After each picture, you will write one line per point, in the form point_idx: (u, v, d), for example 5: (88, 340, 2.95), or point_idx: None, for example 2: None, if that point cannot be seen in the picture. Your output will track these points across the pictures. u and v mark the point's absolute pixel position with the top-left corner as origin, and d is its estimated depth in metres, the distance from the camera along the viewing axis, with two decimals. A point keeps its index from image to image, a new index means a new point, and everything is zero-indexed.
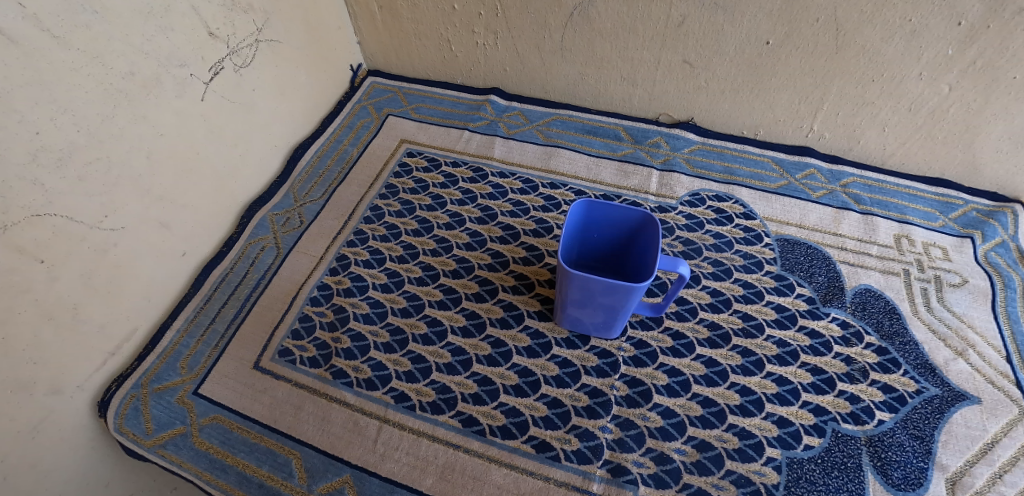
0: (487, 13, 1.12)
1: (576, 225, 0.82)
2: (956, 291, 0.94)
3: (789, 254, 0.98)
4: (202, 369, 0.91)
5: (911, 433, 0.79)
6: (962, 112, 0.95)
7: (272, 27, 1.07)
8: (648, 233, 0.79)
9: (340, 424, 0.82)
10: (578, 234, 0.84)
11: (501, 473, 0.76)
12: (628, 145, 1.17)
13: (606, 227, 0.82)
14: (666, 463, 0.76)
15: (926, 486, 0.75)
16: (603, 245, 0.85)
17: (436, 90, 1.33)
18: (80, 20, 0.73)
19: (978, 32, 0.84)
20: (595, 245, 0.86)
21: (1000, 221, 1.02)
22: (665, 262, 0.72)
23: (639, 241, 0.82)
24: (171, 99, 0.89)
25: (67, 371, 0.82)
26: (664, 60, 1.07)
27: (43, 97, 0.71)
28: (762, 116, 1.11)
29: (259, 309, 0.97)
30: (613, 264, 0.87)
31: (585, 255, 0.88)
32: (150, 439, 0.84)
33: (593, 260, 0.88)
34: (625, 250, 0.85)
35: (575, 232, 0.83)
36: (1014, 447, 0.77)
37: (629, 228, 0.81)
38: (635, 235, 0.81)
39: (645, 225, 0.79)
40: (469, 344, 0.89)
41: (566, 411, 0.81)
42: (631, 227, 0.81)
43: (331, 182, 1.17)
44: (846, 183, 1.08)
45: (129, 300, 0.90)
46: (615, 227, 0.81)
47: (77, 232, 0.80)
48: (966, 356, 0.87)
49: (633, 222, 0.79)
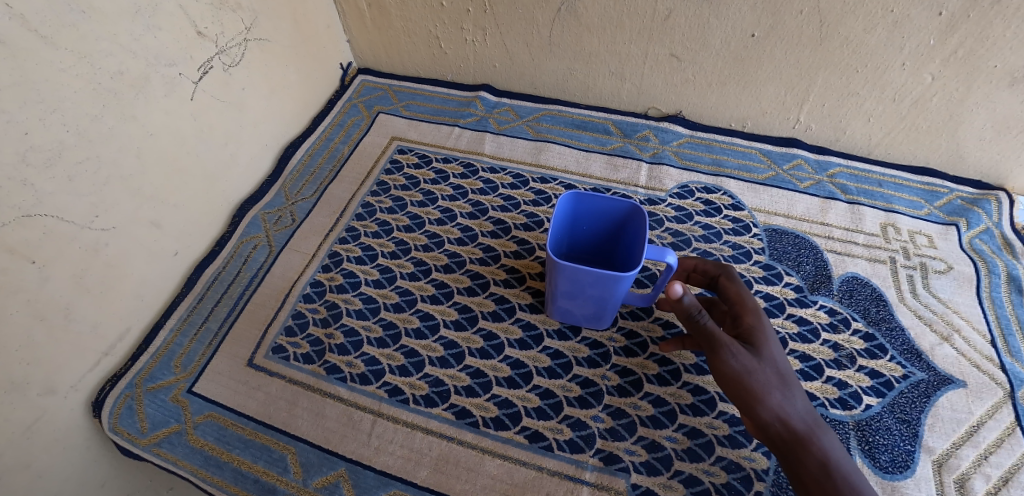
0: (475, 9, 1.12)
1: (564, 217, 0.83)
2: (942, 277, 0.96)
3: (777, 244, 1.00)
4: (196, 367, 0.91)
5: (897, 417, 0.80)
6: (945, 102, 0.96)
7: (261, 26, 1.07)
8: (637, 222, 0.80)
9: (334, 419, 0.83)
10: (567, 227, 0.85)
11: (494, 464, 0.77)
12: (618, 139, 1.18)
13: (594, 219, 0.83)
14: (657, 451, 0.77)
15: (913, 468, 0.76)
16: (593, 236, 0.86)
17: (426, 88, 1.34)
18: (67, 20, 0.74)
19: (958, 21, 0.85)
20: (584, 237, 0.86)
21: (985, 208, 1.04)
22: (652, 251, 0.73)
23: (627, 231, 0.83)
24: (160, 98, 0.90)
25: (61, 371, 0.82)
26: (652, 53, 1.08)
27: (31, 97, 0.71)
28: (748, 109, 1.12)
29: (253, 306, 0.98)
30: (603, 255, 0.88)
31: (576, 248, 0.89)
32: (145, 438, 0.84)
33: (583, 252, 0.89)
34: (614, 241, 0.86)
35: (564, 224, 0.84)
36: (998, 429, 0.79)
37: (616, 219, 0.82)
38: (623, 225, 0.82)
39: (633, 215, 0.80)
40: (461, 338, 0.89)
41: (559, 402, 0.82)
42: (620, 218, 0.82)
43: (322, 180, 1.18)
44: (833, 173, 1.10)
45: (122, 300, 0.90)
46: (603, 218, 0.82)
47: (68, 232, 0.80)
48: (951, 341, 0.88)
49: (620, 213, 0.80)
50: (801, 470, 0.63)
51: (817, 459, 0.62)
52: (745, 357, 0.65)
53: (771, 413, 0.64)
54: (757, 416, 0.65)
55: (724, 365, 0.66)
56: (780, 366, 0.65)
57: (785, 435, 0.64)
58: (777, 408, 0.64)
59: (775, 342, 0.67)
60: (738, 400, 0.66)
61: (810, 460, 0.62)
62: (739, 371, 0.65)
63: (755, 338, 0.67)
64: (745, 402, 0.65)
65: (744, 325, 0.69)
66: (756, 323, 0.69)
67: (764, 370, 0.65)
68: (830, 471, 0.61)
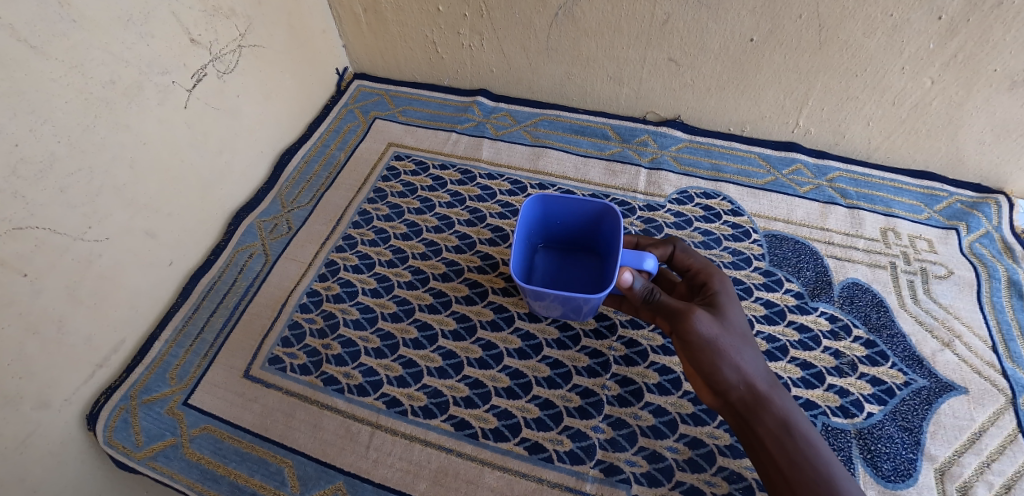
0: (471, 14, 1.11)
1: (534, 217, 0.83)
2: (942, 282, 0.95)
3: (777, 250, 0.99)
4: (192, 379, 0.90)
5: (900, 425, 0.80)
6: (945, 105, 0.96)
7: (255, 32, 1.06)
8: (612, 221, 0.79)
9: (332, 431, 0.82)
10: (540, 224, 0.85)
11: (494, 476, 0.76)
12: (616, 144, 1.17)
13: (565, 216, 0.83)
14: (658, 461, 0.76)
15: (915, 477, 0.76)
16: (570, 230, 0.86)
17: (423, 93, 1.33)
18: (58, 29, 0.73)
19: (958, 25, 0.85)
20: (559, 232, 0.86)
21: (984, 212, 1.03)
22: (630, 258, 0.72)
23: (600, 225, 0.82)
24: (153, 107, 0.88)
25: (54, 384, 0.81)
26: (650, 58, 1.07)
27: (21, 108, 0.70)
28: (747, 113, 1.11)
29: (249, 316, 0.97)
30: (580, 247, 0.88)
31: (553, 240, 0.89)
32: (140, 451, 0.83)
33: (561, 244, 0.90)
34: (590, 234, 0.85)
35: (536, 222, 0.84)
36: (1001, 436, 0.79)
37: (587, 215, 0.81)
38: (600, 221, 0.82)
39: (607, 216, 0.79)
40: (460, 347, 0.89)
41: (558, 412, 0.81)
42: (595, 216, 0.81)
43: (318, 187, 1.17)
44: (832, 177, 1.09)
45: (116, 311, 0.89)
46: (574, 214, 0.82)
47: (61, 243, 0.79)
48: (953, 347, 0.88)
49: (593, 211, 0.80)
50: (762, 433, 0.63)
51: (778, 419, 0.63)
52: (710, 319, 0.65)
53: (735, 375, 0.64)
54: (721, 380, 0.65)
55: (690, 329, 0.65)
56: (743, 329, 0.66)
57: (747, 398, 0.64)
58: (741, 370, 0.64)
59: (738, 306, 0.69)
60: (702, 365, 0.65)
61: (770, 420, 0.63)
62: (706, 335, 0.64)
63: (720, 304, 0.68)
64: (710, 367, 0.65)
65: (710, 293, 0.71)
66: (719, 290, 0.71)
67: (728, 333, 0.65)
68: (790, 431, 0.62)
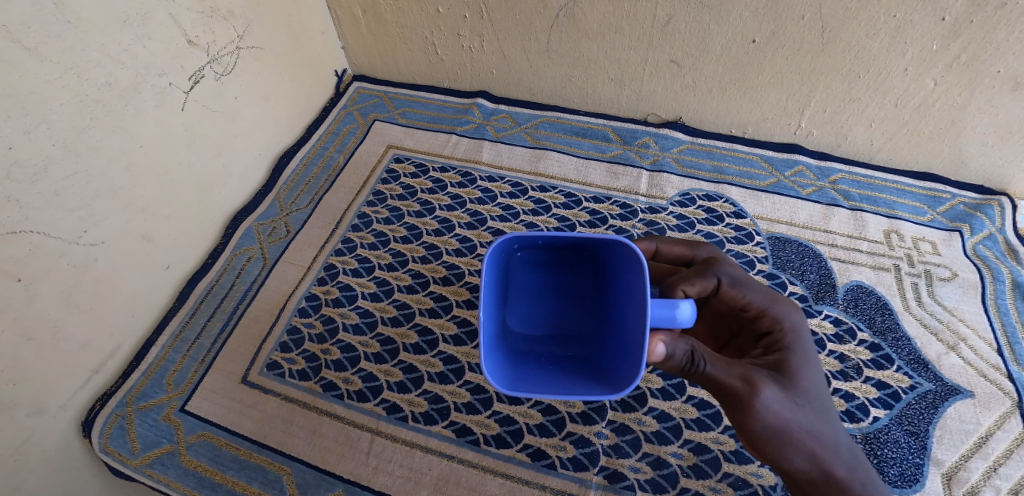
0: (471, 16, 1.10)
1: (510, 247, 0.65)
2: (947, 284, 0.94)
3: (781, 252, 0.98)
4: (189, 385, 0.89)
5: (906, 429, 0.79)
6: (948, 107, 0.95)
7: (253, 33, 1.05)
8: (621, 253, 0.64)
9: (332, 438, 0.81)
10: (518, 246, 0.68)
11: (496, 483, 0.75)
12: (617, 146, 1.17)
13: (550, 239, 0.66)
14: (663, 468, 0.75)
15: (922, 482, 0.75)
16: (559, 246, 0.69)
17: (422, 95, 1.32)
18: (53, 30, 0.72)
19: (961, 27, 0.84)
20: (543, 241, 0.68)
21: (988, 213, 1.02)
22: (661, 311, 0.57)
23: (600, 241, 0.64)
24: (150, 109, 0.87)
25: (49, 390, 0.80)
26: (652, 59, 1.07)
27: (15, 110, 0.69)
28: (749, 114, 1.11)
29: (247, 321, 0.96)
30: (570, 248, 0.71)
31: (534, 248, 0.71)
32: (136, 459, 0.82)
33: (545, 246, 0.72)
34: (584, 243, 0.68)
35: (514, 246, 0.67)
36: (1008, 440, 0.78)
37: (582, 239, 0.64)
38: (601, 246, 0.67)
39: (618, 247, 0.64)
40: (461, 352, 0.88)
41: (561, 418, 0.80)
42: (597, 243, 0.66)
43: (317, 190, 1.16)
44: (835, 179, 1.09)
45: (113, 316, 0.88)
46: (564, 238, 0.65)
47: (56, 248, 0.78)
48: (958, 350, 0.87)
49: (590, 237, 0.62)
50: None
51: None
52: (778, 404, 0.56)
53: (806, 463, 0.57)
54: (790, 465, 0.59)
55: (754, 421, 0.56)
56: (818, 406, 0.57)
57: (818, 482, 0.58)
58: (813, 457, 0.57)
59: (812, 373, 0.58)
60: (768, 451, 0.58)
61: None
62: (775, 426, 0.56)
63: (791, 376, 0.57)
64: (775, 455, 0.58)
65: (777, 353, 0.59)
66: (787, 345, 0.59)
67: (802, 417, 0.56)
68: None
